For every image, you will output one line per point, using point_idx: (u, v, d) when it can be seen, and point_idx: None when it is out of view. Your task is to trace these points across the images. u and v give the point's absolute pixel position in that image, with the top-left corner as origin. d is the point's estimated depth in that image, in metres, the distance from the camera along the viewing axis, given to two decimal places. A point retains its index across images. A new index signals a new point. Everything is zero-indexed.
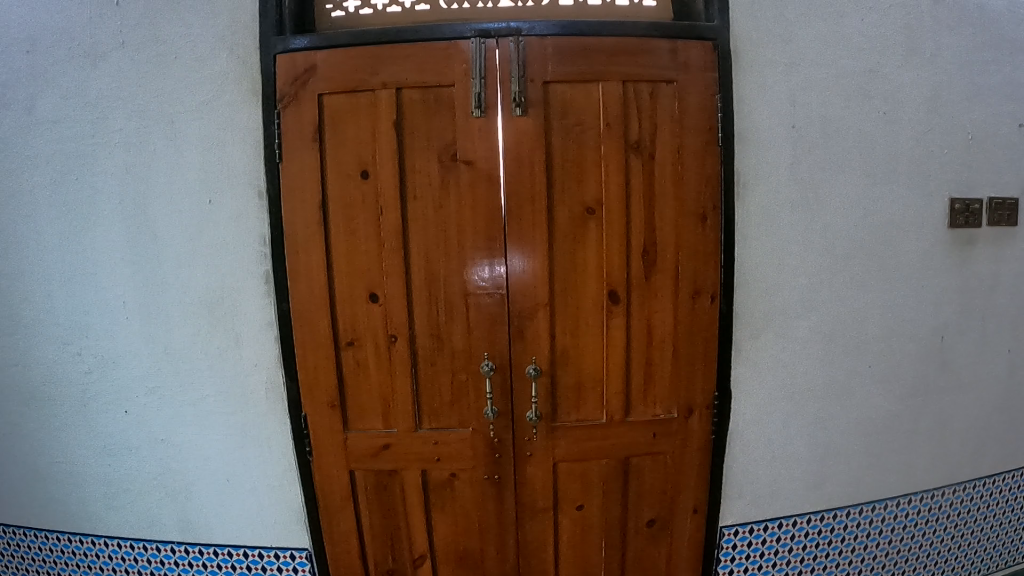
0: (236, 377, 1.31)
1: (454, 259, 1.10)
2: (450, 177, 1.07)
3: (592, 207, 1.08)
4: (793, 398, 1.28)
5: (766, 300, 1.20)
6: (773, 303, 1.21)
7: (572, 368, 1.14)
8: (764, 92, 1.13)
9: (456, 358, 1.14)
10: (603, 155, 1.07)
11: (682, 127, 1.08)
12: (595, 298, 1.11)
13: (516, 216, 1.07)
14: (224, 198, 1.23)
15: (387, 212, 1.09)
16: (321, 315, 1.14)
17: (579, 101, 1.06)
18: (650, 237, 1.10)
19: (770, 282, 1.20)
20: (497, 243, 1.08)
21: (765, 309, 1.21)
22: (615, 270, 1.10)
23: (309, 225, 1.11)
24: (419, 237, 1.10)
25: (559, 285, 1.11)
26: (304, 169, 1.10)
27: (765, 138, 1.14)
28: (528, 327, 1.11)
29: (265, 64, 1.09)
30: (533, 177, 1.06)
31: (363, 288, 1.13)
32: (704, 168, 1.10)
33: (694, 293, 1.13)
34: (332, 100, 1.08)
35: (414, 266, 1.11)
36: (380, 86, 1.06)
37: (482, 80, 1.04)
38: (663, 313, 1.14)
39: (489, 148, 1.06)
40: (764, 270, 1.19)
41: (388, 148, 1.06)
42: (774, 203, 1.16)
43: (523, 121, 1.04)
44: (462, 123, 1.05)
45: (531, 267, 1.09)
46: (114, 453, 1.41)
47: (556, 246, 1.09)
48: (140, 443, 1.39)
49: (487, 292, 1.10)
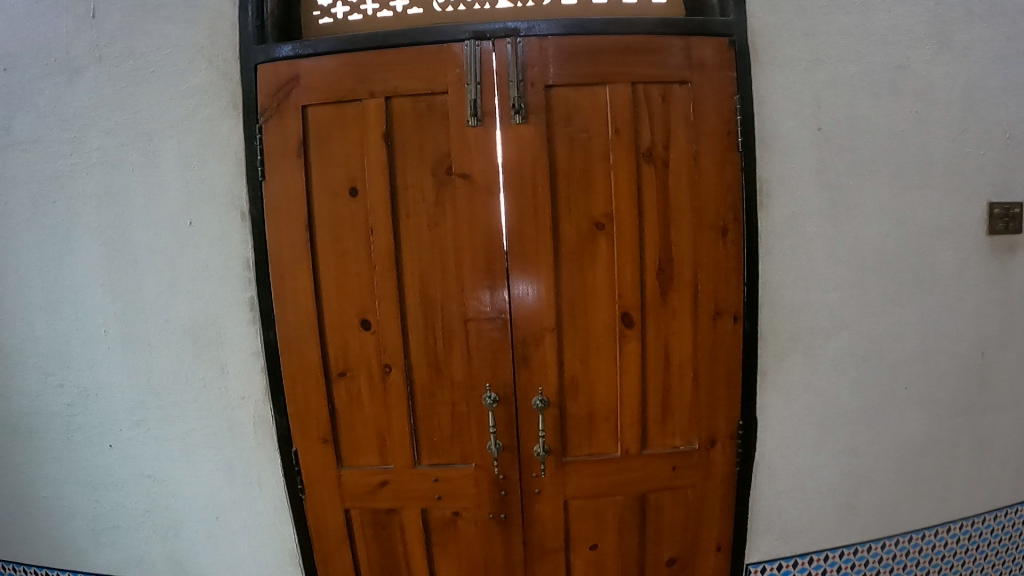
0: (224, 410, 1.22)
1: (451, 283, 1.00)
2: (445, 193, 0.98)
3: (601, 221, 0.98)
4: (823, 424, 1.18)
5: (794, 319, 1.10)
6: (801, 321, 1.11)
7: (583, 399, 1.04)
8: (786, 93, 1.04)
9: (456, 389, 1.04)
10: (612, 166, 0.96)
11: (698, 133, 0.97)
12: (606, 321, 1.00)
13: (518, 234, 0.97)
14: (206, 220, 1.14)
15: (377, 233, 0.99)
16: (310, 344, 1.06)
17: (584, 107, 0.95)
18: (667, 253, 0.99)
19: (798, 299, 1.09)
20: (498, 263, 0.98)
21: (792, 329, 1.11)
22: (628, 290, 0.99)
23: (295, 248, 1.02)
24: (412, 259, 1.00)
25: (567, 308, 1.00)
26: (289, 187, 1.01)
27: (788, 143, 1.05)
28: (534, 354, 1.01)
29: (245, 75, 1.01)
30: (536, 190, 0.96)
31: (353, 314, 1.03)
32: (723, 176, 0.98)
33: (715, 315, 1.03)
34: (316, 111, 1.00)
35: (408, 291, 1.01)
36: (367, 95, 0.97)
37: (478, 86, 0.95)
38: (683, 337, 1.03)
39: (488, 161, 0.96)
40: (791, 287, 1.09)
41: (378, 162, 0.97)
42: (800, 212, 1.07)
43: (524, 130, 0.95)
44: (457, 134, 0.96)
45: (535, 289, 0.99)
46: (100, 488, 1.32)
47: (563, 266, 0.99)
48: (125, 478, 1.31)
49: (487, 317, 1.00)
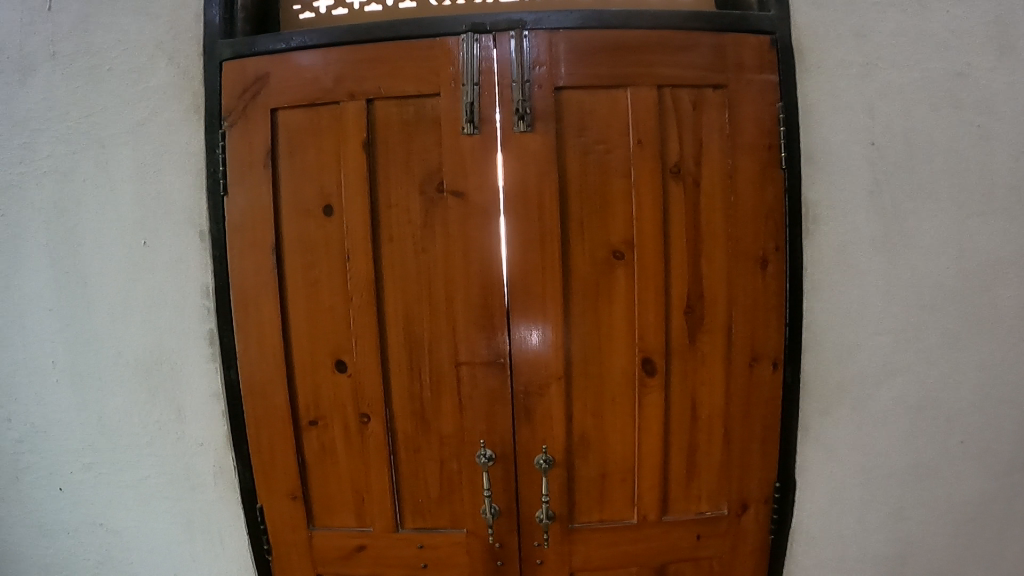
0: (182, 457, 1.06)
1: (440, 319, 0.81)
2: (435, 214, 0.80)
3: (619, 248, 0.80)
4: (870, 485, 1.01)
5: (838, 365, 0.94)
6: (848, 367, 0.95)
7: (595, 458, 0.88)
8: (833, 102, 0.90)
9: (446, 445, 0.87)
10: (634, 184, 0.78)
11: (736, 145, 0.80)
12: (624, 369, 0.83)
13: (520, 261, 0.79)
14: (165, 240, 0.99)
15: (353, 261, 0.81)
16: (276, 387, 0.90)
17: (604, 113, 0.79)
18: (697, 288, 0.82)
19: (844, 341, 0.94)
20: (496, 296, 0.80)
21: (836, 376, 0.95)
22: (651, 332, 0.81)
23: (260, 275, 0.87)
24: (393, 292, 0.82)
25: (577, 352, 0.82)
26: (254, 203, 0.86)
27: (839, 160, 0.90)
28: (538, 407, 0.83)
29: (209, 75, 0.88)
30: (546, 210, 0.78)
31: (326, 354, 0.87)
32: (763, 198, 0.82)
33: (752, 361, 0.86)
34: (287, 115, 0.85)
35: (388, 329, 0.83)
36: (347, 98, 0.81)
37: (475, 87, 0.78)
38: (714, 385, 0.86)
39: (485, 177, 0.78)
40: (836, 327, 0.93)
41: (356, 176, 0.80)
42: (852, 241, 0.91)
43: (530, 139, 0.77)
44: (449, 144, 0.78)
45: (539, 330, 0.80)
46: (52, 533, 1.12)
47: (572, 301, 0.81)
48: (78, 524, 1.11)
49: (480, 362, 0.81)
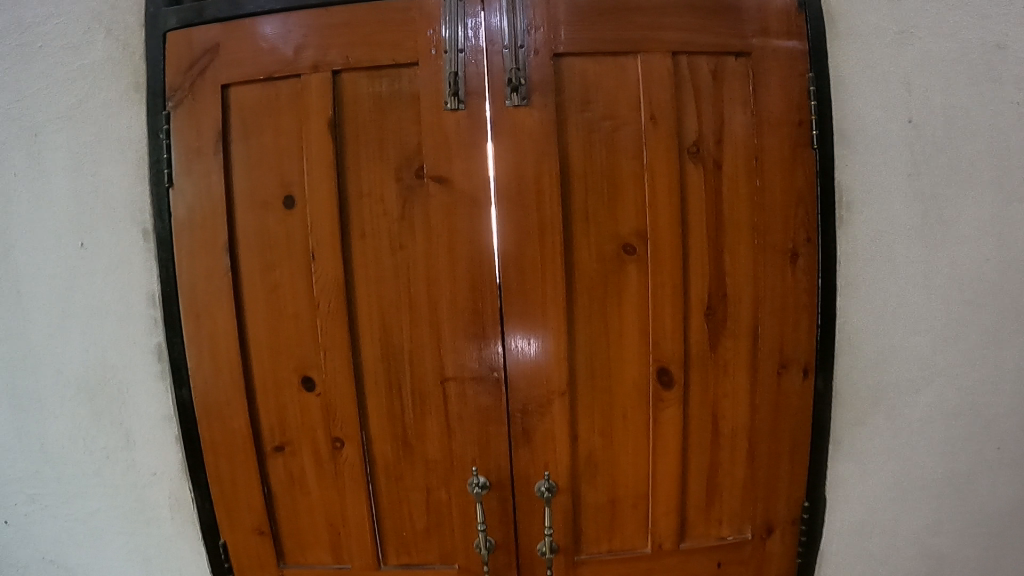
0: (133, 488, 0.93)
1: (419, 326, 0.69)
2: (414, 205, 0.67)
3: (630, 241, 0.68)
4: (904, 500, 0.90)
5: (870, 369, 0.85)
6: (882, 371, 0.85)
7: (604, 482, 0.75)
8: (866, 74, 0.79)
9: (432, 471, 0.75)
10: (647, 166, 0.66)
11: (761, 121, 0.69)
12: (635, 381, 0.70)
13: (513, 257, 0.66)
14: (103, 242, 0.86)
15: (319, 262, 0.69)
16: (235, 409, 0.78)
17: (612, 83, 0.67)
18: (719, 287, 0.70)
19: (879, 343, 0.84)
20: (486, 299, 0.67)
21: (869, 381, 0.85)
22: (667, 338, 0.69)
23: (211, 281, 0.75)
24: (366, 298, 0.69)
25: (582, 362, 0.70)
26: (204, 196, 0.74)
27: (873, 138, 0.80)
28: (539, 429, 0.71)
29: (151, 49, 0.76)
30: (547, 196, 0.65)
31: (291, 371, 0.75)
32: (793, 182, 0.70)
33: (780, 368, 0.75)
34: (242, 92, 0.74)
35: (363, 340, 0.71)
36: (311, 69, 0.69)
37: (460, 55, 0.66)
38: (737, 397, 0.75)
39: (471, 161, 0.66)
40: (870, 328, 0.83)
41: (320, 158, 0.68)
42: (887, 229, 0.81)
43: (524, 116, 0.65)
44: (429, 122, 0.66)
45: (536, 339, 0.68)
46: None
47: (576, 303, 0.68)
48: (28, 561, 0.97)
49: (469, 377, 0.69)
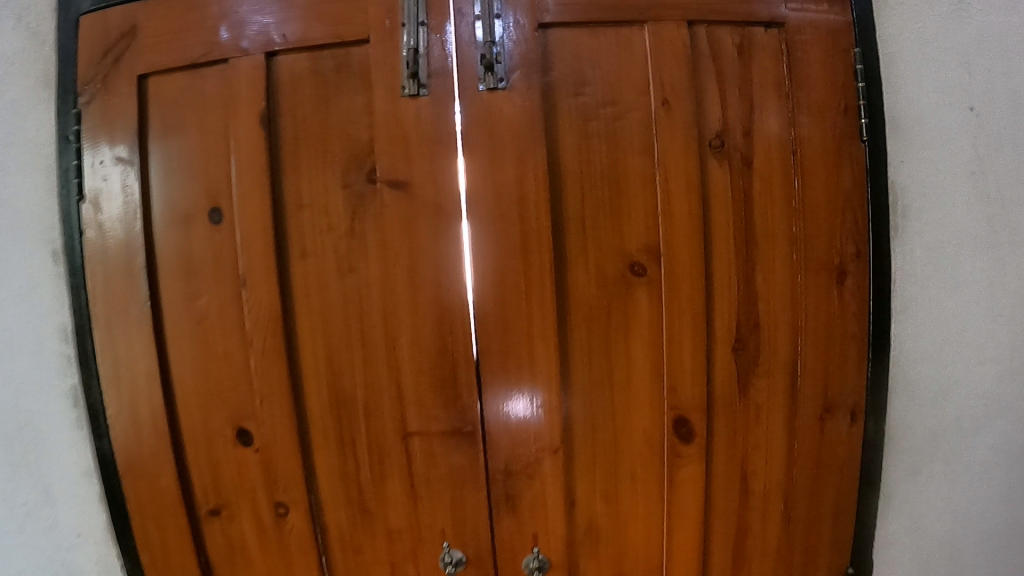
0: (55, 553, 0.76)
1: (374, 369, 0.54)
2: (365, 217, 0.53)
3: (639, 259, 0.52)
4: (967, 563, 0.74)
5: (924, 408, 0.70)
6: (940, 410, 0.70)
7: (607, 555, 0.59)
8: (919, 52, 0.64)
9: (394, 546, 0.59)
10: (660, 166, 0.51)
11: (801, 108, 0.55)
12: (645, 434, 0.55)
13: (489, 283, 0.51)
14: (14, 264, 0.71)
15: (250, 289, 0.55)
16: (162, 464, 0.65)
17: (615, 62, 0.52)
18: (750, 315, 0.56)
19: (936, 377, 0.69)
20: (456, 337, 0.52)
21: (924, 422, 0.70)
22: (687, 381, 0.54)
23: (128, 312, 0.62)
24: (307, 334, 0.55)
25: (579, 412, 0.54)
26: (118, 210, 0.61)
27: (929, 130, 0.64)
28: (526, 494, 0.56)
29: (61, 37, 0.63)
30: (533, 203, 0.50)
31: (224, 421, 0.61)
32: (839, 183, 0.57)
33: (823, 414, 0.61)
34: (162, 83, 0.60)
35: (307, 385, 0.57)
36: (240, 52, 0.56)
37: (421, 28, 0.51)
38: (772, 449, 0.60)
39: (434, 159, 0.51)
40: (924, 359, 0.68)
41: (251, 160, 0.54)
42: (945, 240, 0.66)
43: (503, 102, 0.50)
44: (382, 111, 0.51)
45: (518, 385, 0.53)
46: None
47: (570, 339, 0.53)
48: None
49: (435, 433, 0.54)
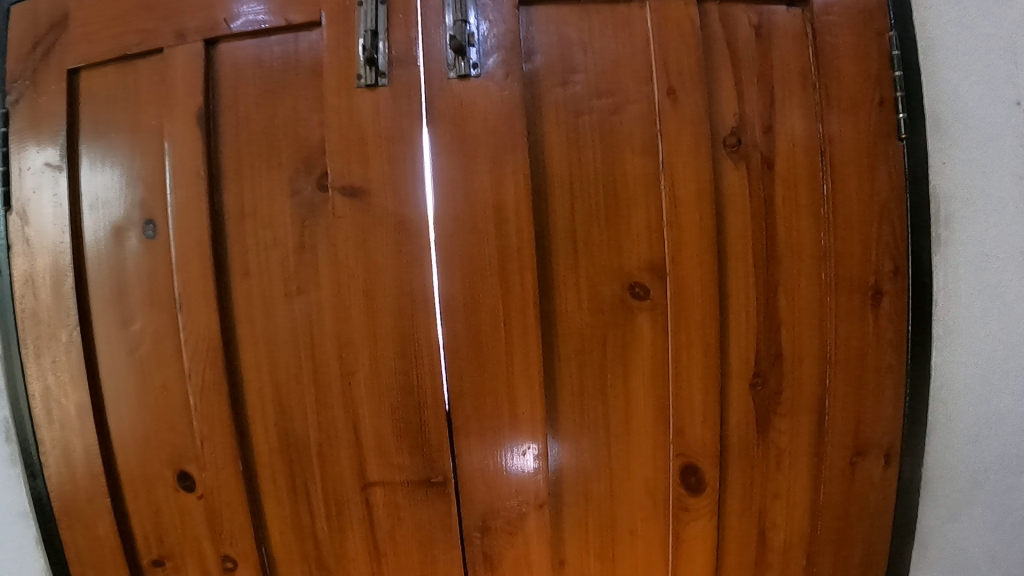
0: None
1: (329, 409, 0.46)
2: (318, 231, 0.45)
3: (640, 279, 0.44)
4: None
5: (961, 447, 0.60)
6: (981, 449, 0.60)
7: None
8: (961, 35, 0.54)
9: None
10: (664, 168, 0.43)
11: (832, 101, 0.47)
12: (647, 483, 0.47)
13: (461, 308, 0.43)
14: None
15: (185, 313, 0.47)
16: (98, 511, 0.57)
17: (610, 46, 0.44)
18: (771, 344, 0.47)
19: (977, 411, 0.59)
20: (423, 371, 0.44)
21: (968, 464, 0.60)
22: (697, 424, 0.45)
23: (58, 339, 0.54)
24: (251, 366, 0.47)
25: (570, 460, 0.46)
26: (45, 223, 0.53)
27: (977, 126, 0.54)
28: (507, 554, 0.47)
29: None
30: (513, 213, 0.42)
31: (165, 463, 0.53)
32: (874, 188, 0.48)
33: (854, 457, 0.52)
34: (94, 78, 0.53)
35: (254, 426, 0.49)
36: (175, 38, 0.48)
37: (381, 7, 0.43)
38: (794, 497, 0.52)
39: (397, 163, 0.43)
40: (966, 392, 0.58)
41: (186, 164, 0.46)
42: (994, 256, 0.56)
43: (478, 94, 0.42)
44: (336, 105, 0.43)
45: (496, 428, 0.45)
46: None
47: (558, 373, 0.45)
48: None
49: (400, 483, 0.47)
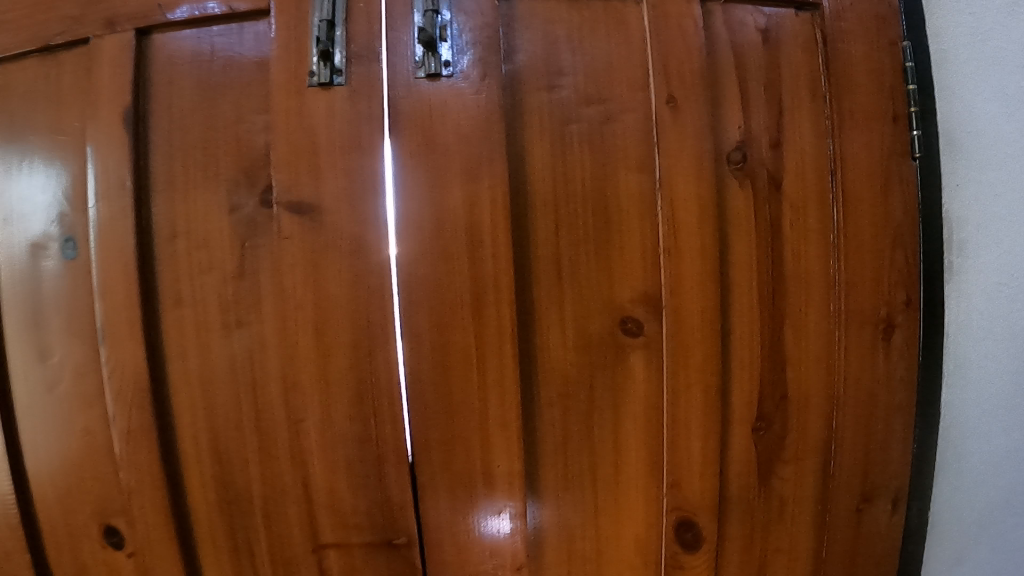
0: None
1: (277, 460, 0.40)
2: (264, 256, 0.39)
3: (633, 313, 0.39)
4: None
5: (985, 508, 0.51)
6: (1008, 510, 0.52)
7: None
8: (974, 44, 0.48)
9: None
10: (662, 186, 0.38)
11: (847, 111, 0.42)
12: (638, 542, 0.42)
13: (426, 344, 0.38)
14: None
15: (108, 346, 0.40)
16: (15, 568, 0.49)
17: (601, 46, 0.39)
18: (776, 383, 0.42)
19: (988, 468, 0.51)
20: (381, 416, 0.38)
21: (978, 531, 0.52)
22: (695, 478, 0.40)
23: None
24: (185, 409, 0.41)
25: (551, 517, 0.41)
26: None
27: (986, 148, 0.48)
28: None
29: None
30: (488, 236, 0.37)
31: (90, 516, 0.46)
32: (885, 206, 0.42)
33: (860, 503, 0.45)
34: (12, 72, 0.46)
35: (189, 477, 0.42)
36: (103, 27, 0.42)
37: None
38: (796, 556, 0.45)
39: (353, 176, 0.37)
40: (975, 445, 0.50)
41: (110, 173, 0.40)
42: (1000, 296, 0.49)
43: (449, 97, 0.37)
44: (285, 108, 0.38)
45: (468, 483, 0.39)
46: None
47: (539, 418, 0.39)
48: None
49: (357, 545, 0.41)
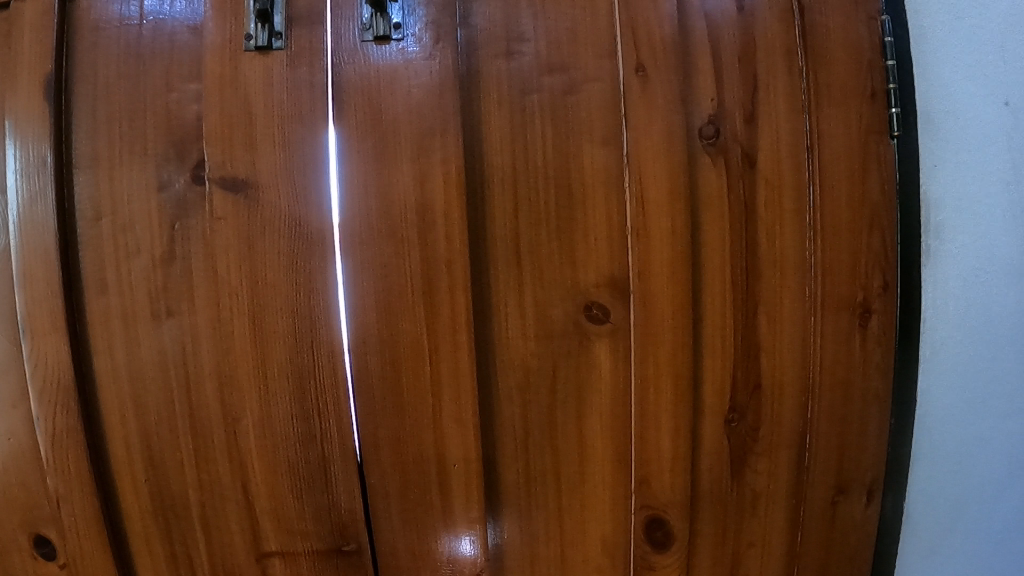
0: None
1: (215, 463, 0.37)
2: (196, 241, 0.35)
3: (598, 299, 0.36)
4: None
5: (963, 506, 0.48)
6: (989, 506, 0.48)
7: None
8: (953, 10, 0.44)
9: None
10: (629, 162, 0.36)
11: (826, 81, 0.38)
12: (605, 543, 0.39)
13: (374, 333, 0.35)
14: None
15: (30, 339, 0.37)
16: None
17: (566, 11, 0.36)
18: (750, 372, 0.39)
19: (973, 463, 0.47)
20: (326, 412, 0.36)
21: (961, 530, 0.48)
22: (663, 473, 0.38)
23: None
24: (115, 407, 0.37)
25: (512, 519, 0.39)
26: None
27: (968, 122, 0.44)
28: None
29: None
30: (440, 215, 0.35)
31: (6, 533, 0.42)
32: (863, 175, 0.38)
33: (835, 495, 0.41)
34: None
35: (121, 482, 0.39)
36: None
37: None
38: (768, 559, 0.42)
39: (297, 151, 0.35)
40: (956, 439, 0.47)
41: (28, 149, 0.36)
42: (982, 282, 0.45)
43: (400, 63, 0.35)
44: (223, 75, 0.35)
45: (424, 481, 0.37)
46: None
47: (499, 413, 0.37)
48: None
49: (303, 553, 0.38)
